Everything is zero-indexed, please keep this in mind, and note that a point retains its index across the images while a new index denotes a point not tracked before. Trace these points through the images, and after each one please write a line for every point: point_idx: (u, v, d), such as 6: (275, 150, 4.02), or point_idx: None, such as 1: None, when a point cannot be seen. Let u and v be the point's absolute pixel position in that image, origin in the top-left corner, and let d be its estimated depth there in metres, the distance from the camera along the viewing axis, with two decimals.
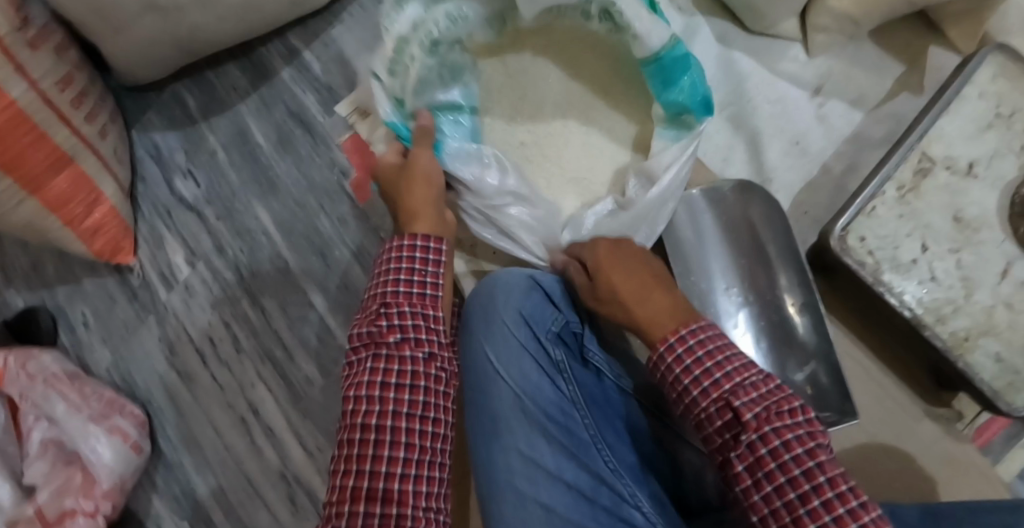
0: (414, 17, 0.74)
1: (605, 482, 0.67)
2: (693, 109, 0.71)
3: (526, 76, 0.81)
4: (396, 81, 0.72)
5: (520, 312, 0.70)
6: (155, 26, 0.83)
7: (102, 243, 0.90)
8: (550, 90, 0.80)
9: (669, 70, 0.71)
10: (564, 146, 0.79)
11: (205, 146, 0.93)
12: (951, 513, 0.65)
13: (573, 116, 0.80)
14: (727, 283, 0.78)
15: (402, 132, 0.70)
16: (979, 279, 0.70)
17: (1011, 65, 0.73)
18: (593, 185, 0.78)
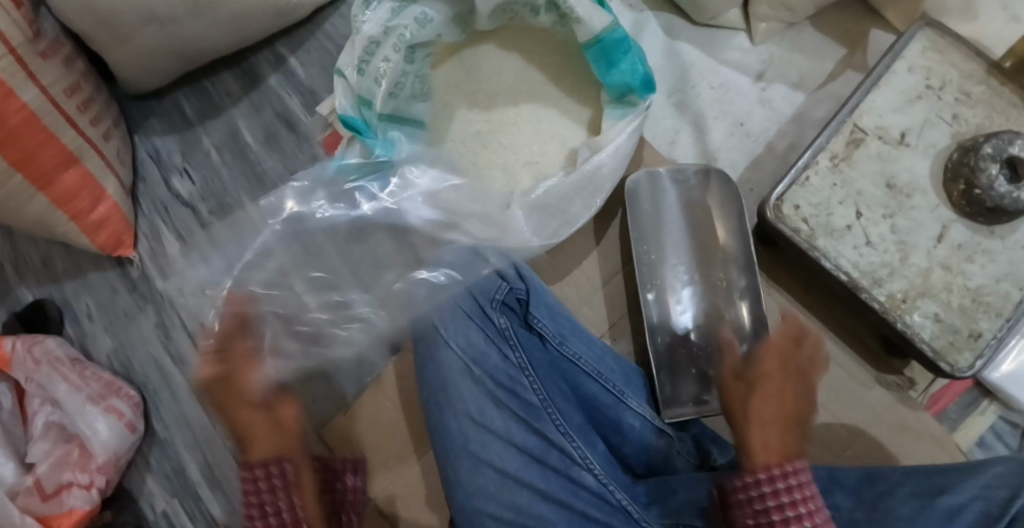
0: (384, 19, 0.80)
1: (555, 445, 0.71)
2: (635, 87, 0.77)
3: (481, 72, 0.88)
4: (364, 80, 0.80)
5: (462, 281, 0.77)
6: (153, 36, 0.91)
7: (105, 237, 0.97)
8: (503, 81, 0.87)
9: (612, 52, 0.77)
10: (519, 129, 0.85)
11: (200, 147, 1.01)
12: (890, 476, 0.64)
13: (526, 103, 0.86)
14: (676, 260, 0.82)
15: (358, 124, 0.79)
16: (914, 243, 0.73)
17: (940, 39, 0.76)
18: (545, 166, 0.83)
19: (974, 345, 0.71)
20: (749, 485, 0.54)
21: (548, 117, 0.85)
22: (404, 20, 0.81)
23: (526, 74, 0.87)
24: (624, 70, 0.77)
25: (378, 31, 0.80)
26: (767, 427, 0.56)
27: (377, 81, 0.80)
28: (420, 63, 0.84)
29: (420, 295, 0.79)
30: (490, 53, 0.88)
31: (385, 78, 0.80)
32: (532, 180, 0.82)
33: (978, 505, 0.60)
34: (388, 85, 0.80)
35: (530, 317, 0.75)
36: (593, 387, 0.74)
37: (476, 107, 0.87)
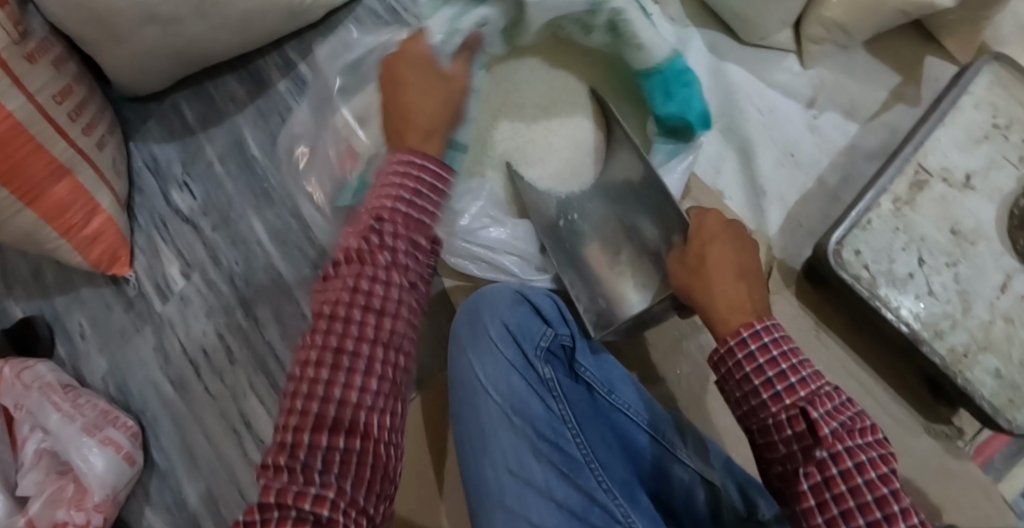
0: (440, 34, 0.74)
1: (596, 501, 0.68)
2: (693, 123, 0.75)
3: (517, 83, 0.85)
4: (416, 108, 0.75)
5: (506, 324, 0.72)
6: (152, 38, 0.84)
7: (99, 253, 0.90)
8: (536, 93, 0.84)
9: (670, 83, 0.75)
10: (548, 142, 0.83)
11: (202, 157, 0.94)
12: None
13: (556, 116, 0.83)
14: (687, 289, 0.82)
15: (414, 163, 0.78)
16: (977, 293, 0.69)
17: (1008, 74, 0.72)
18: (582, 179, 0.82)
19: None
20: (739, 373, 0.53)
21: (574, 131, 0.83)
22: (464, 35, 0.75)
23: (560, 87, 0.84)
24: (681, 102, 0.75)
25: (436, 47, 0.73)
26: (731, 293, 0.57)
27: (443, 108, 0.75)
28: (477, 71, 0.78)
29: (462, 335, 0.75)
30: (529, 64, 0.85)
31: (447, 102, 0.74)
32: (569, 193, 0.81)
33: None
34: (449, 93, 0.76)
35: (576, 365, 0.72)
36: (643, 438, 0.72)
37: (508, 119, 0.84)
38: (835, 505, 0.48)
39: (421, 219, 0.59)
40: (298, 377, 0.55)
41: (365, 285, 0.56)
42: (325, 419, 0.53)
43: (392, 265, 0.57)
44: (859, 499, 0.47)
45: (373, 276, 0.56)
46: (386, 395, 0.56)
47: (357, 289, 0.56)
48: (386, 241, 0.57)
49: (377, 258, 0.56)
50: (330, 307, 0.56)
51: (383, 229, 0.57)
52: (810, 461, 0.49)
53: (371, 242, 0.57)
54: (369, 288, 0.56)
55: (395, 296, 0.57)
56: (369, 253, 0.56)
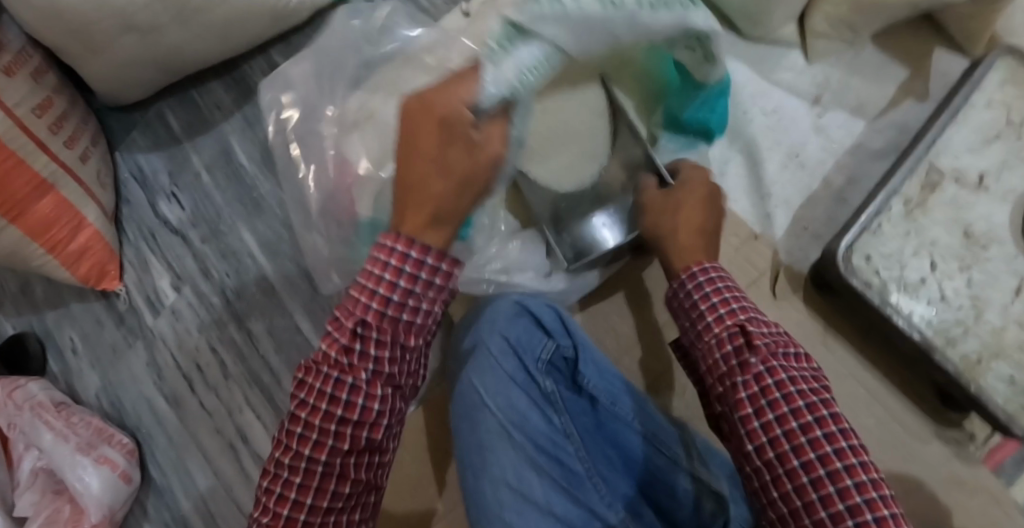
0: (515, 66, 0.59)
1: (596, 515, 0.67)
2: (712, 128, 0.76)
3: (554, 101, 0.72)
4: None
5: (507, 338, 0.70)
6: (132, 47, 0.81)
7: (87, 268, 0.88)
8: (577, 114, 0.73)
9: (711, 97, 0.73)
10: (590, 170, 0.74)
11: (189, 167, 0.91)
12: None
13: (598, 139, 0.74)
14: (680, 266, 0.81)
15: None
16: (989, 298, 0.67)
17: (1020, 69, 0.69)
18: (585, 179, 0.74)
19: None
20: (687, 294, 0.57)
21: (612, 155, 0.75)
22: (541, 69, 0.62)
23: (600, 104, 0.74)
24: (712, 111, 0.75)
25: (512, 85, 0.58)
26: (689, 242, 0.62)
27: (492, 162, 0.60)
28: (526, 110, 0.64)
29: (463, 350, 0.74)
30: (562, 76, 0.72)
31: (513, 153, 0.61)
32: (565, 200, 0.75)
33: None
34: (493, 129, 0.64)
35: (580, 377, 0.70)
36: (648, 450, 0.70)
37: (550, 147, 0.72)
38: (773, 449, 0.50)
39: (414, 322, 0.52)
40: (275, 468, 0.54)
41: (344, 399, 0.51)
42: (310, 481, 0.53)
43: (376, 375, 0.52)
44: (804, 455, 0.49)
45: (354, 387, 0.51)
46: (360, 490, 0.56)
47: (335, 402, 0.51)
48: (370, 350, 0.51)
49: (359, 371, 0.51)
50: (307, 414, 0.52)
51: (367, 338, 0.51)
52: (747, 375, 0.51)
53: (354, 349, 0.51)
54: (348, 401, 0.51)
55: (378, 406, 0.52)
56: (348, 365, 0.51)
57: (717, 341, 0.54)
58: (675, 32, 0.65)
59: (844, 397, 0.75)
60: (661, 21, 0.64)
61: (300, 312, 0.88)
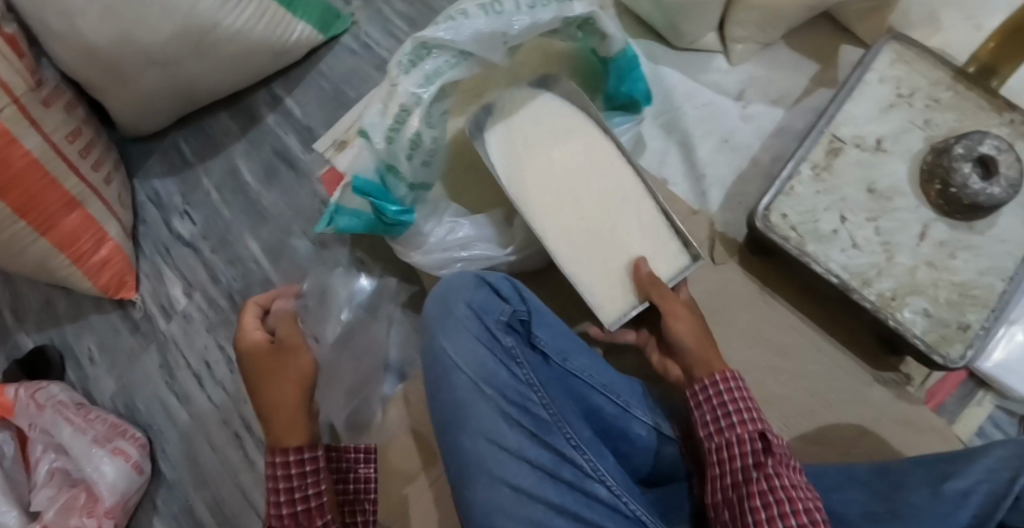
0: (421, 73, 0.74)
1: (566, 457, 0.71)
2: (638, 101, 0.83)
3: (570, 169, 0.80)
4: (391, 147, 0.74)
5: (471, 305, 0.76)
6: (154, 79, 0.94)
7: (107, 277, 0.98)
8: (610, 192, 0.79)
9: (626, 69, 0.81)
10: (627, 254, 0.77)
11: (200, 187, 1.02)
12: (900, 470, 0.70)
13: (632, 225, 0.78)
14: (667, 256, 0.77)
15: (371, 186, 0.75)
16: (899, 243, 0.76)
17: (908, 51, 0.81)
18: (602, 235, 0.77)
19: (964, 335, 0.74)
20: (704, 391, 0.65)
21: (659, 247, 0.77)
22: (449, 73, 0.75)
23: (638, 192, 0.79)
24: (631, 84, 0.82)
25: (406, 100, 0.73)
26: (706, 350, 0.69)
27: (405, 149, 0.75)
28: (438, 106, 0.77)
29: (429, 325, 0.78)
30: (568, 123, 0.82)
31: (418, 147, 0.76)
32: (581, 246, 0.77)
33: (986, 490, 0.63)
34: (410, 144, 0.75)
35: (534, 337, 0.76)
36: (599, 399, 0.75)
37: (578, 227, 0.77)
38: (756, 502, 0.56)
39: (307, 494, 0.61)
40: None
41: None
42: None
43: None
44: (771, 509, 0.55)
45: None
46: None
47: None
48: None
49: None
50: None
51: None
52: (741, 440, 0.60)
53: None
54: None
55: None
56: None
57: (737, 440, 0.60)
58: (557, 23, 0.74)
59: (792, 349, 0.83)
60: (546, 18, 0.73)
61: None
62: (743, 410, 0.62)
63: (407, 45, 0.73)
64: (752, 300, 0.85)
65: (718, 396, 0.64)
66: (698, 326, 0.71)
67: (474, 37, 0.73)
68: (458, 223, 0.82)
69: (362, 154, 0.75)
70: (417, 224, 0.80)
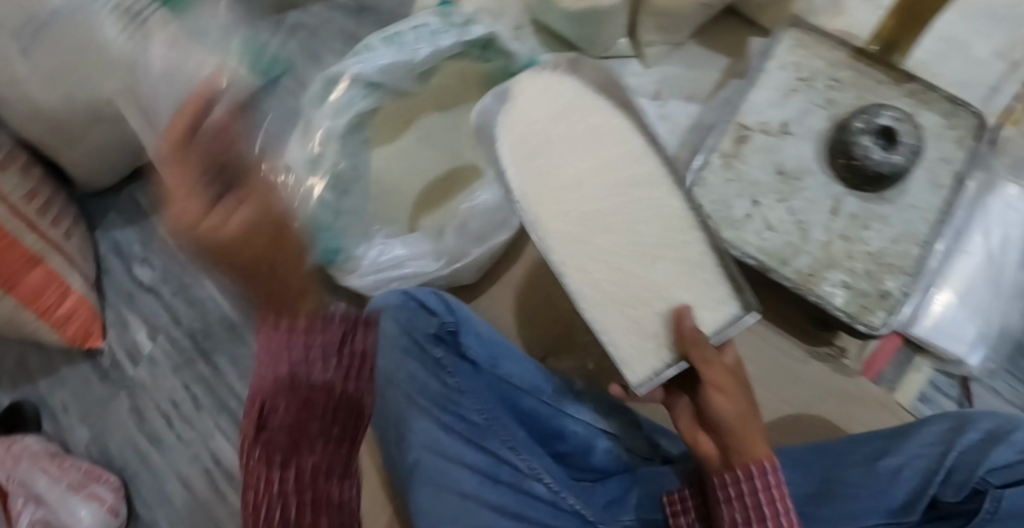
0: (333, 107, 0.78)
1: (503, 459, 0.73)
2: None
3: (595, 185, 0.63)
4: (316, 179, 0.78)
5: (399, 322, 0.78)
6: (104, 133, 0.99)
7: (74, 329, 1.02)
8: (647, 219, 0.63)
9: None
10: (667, 300, 0.62)
11: (157, 235, 1.07)
12: (834, 446, 0.72)
13: (670, 263, 0.63)
14: (711, 307, 0.63)
15: (298, 219, 0.80)
16: (811, 220, 0.78)
17: (804, 36, 0.83)
18: (636, 275, 0.63)
19: (885, 303, 0.76)
20: (736, 484, 0.62)
21: (704, 292, 0.63)
22: (360, 105, 0.79)
23: (677, 218, 0.64)
24: None
25: (323, 134, 0.78)
26: (746, 428, 0.63)
27: (326, 179, 0.80)
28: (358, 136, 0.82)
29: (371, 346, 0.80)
30: (587, 119, 0.66)
31: (340, 177, 0.81)
32: (616, 284, 0.62)
33: (919, 463, 0.65)
34: (332, 175, 0.80)
35: (463, 346, 0.78)
36: (530, 401, 0.77)
37: (603, 264, 0.63)
38: None
39: None
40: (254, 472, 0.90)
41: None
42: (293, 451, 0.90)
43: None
44: None
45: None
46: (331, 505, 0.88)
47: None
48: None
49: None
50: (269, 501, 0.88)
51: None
52: None
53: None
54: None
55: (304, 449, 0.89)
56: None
57: None
58: (459, 47, 0.79)
59: None
60: (448, 44, 0.78)
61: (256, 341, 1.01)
62: (778, 512, 0.60)
63: (316, 82, 0.78)
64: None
65: (755, 492, 0.61)
66: (739, 397, 0.63)
67: (381, 69, 0.77)
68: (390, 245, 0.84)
69: (285, 189, 0.79)
70: (350, 249, 0.82)
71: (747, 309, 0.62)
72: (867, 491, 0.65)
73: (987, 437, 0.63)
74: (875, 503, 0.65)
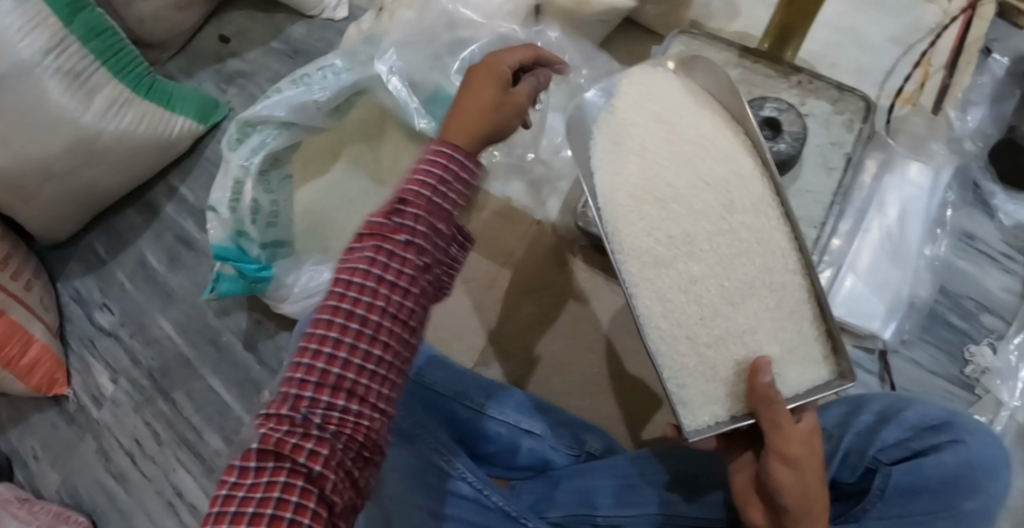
0: (250, 145, 0.86)
1: (430, 461, 0.74)
2: None
3: (693, 209, 0.64)
4: (236, 215, 0.85)
5: None
6: (55, 192, 1.04)
7: (38, 378, 1.06)
8: (745, 262, 0.62)
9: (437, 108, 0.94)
10: (750, 348, 0.59)
11: (115, 281, 1.12)
12: None
13: (761, 308, 0.60)
14: (810, 378, 0.59)
15: (231, 253, 0.85)
16: None
17: (693, 42, 0.89)
18: (718, 319, 0.60)
19: None
20: None
21: (791, 343, 0.59)
22: (274, 142, 0.87)
23: (776, 256, 0.62)
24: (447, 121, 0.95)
25: (238, 170, 0.85)
26: (810, 506, 0.54)
27: (248, 214, 0.85)
28: (275, 172, 0.91)
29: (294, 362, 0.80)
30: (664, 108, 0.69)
31: (259, 211, 0.86)
32: (700, 328, 0.60)
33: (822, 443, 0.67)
34: (252, 209, 0.85)
35: None
36: (452, 405, 0.80)
37: (681, 291, 0.62)
38: None
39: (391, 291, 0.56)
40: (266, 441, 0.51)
41: (298, 419, 0.52)
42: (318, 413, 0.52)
43: (409, 243, 0.54)
44: None
45: (310, 477, 0.50)
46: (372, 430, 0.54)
47: (263, 459, 0.50)
48: (352, 247, 0.55)
49: (338, 383, 0.53)
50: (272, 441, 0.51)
51: (361, 243, 0.55)
52: None
53: (360, 273, 0.54)
54: (296, 445, 0.50)
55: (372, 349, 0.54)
56: (318, 473, 0.50)
57: None
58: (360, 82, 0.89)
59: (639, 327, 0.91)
60: (349, 79, 0.88)
61: (211, 374, 1.05)
62: None
63: (233, 126, 0.86)
64: (593, 293, 0.94)
65: None
66: (808, 466, 0.55)
67: (288, 107, 0.86)
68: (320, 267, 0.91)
69: (214, 228, 0.85)
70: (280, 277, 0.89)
71: (842, 377, 0.59)
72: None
73: (878, 419, 0.66)
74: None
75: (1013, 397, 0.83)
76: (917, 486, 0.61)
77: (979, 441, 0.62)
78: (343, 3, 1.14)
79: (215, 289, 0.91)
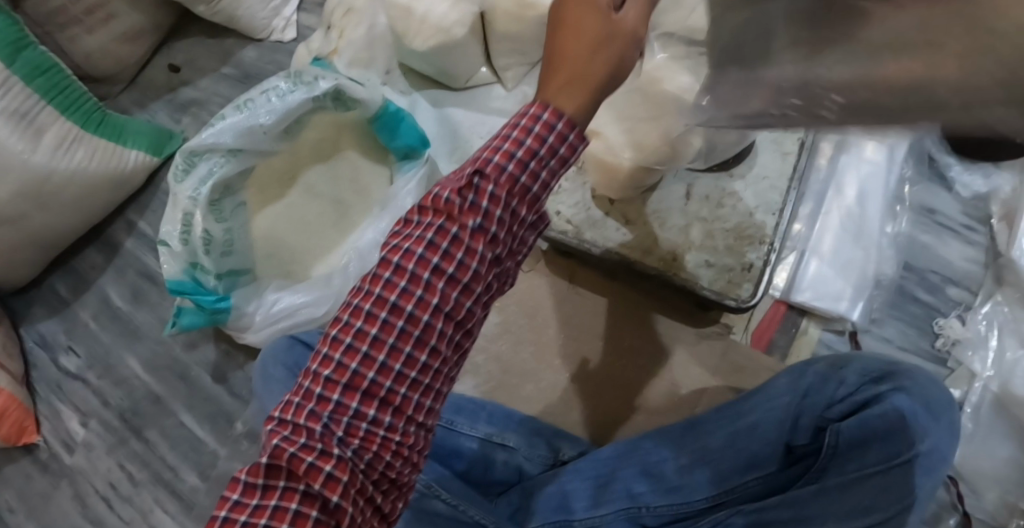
0: (198, 175, 0.86)
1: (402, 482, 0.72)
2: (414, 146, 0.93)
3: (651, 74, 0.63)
4: (189, 246, 0.85)
5: (285, 364, 0.78)
6: (10, 236, 1.00)
7: (7, 429, 1.02)
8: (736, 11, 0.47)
9: (391, 121, 0.92)
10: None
11: (80, 322, 1.10)
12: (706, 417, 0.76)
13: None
14: None
15: (186, 285, 0.85)
16: (668, 208, 0.83)
17: None
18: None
19: (748, 275, 0.80)
20: None
21: None
22: (222, 170, 0.87)
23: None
24: (404, 134, 0.92)
25: (187, 203, 0.85)
26: None
27: (200, 245, 0.86)
28: (228, 200, 0.91)
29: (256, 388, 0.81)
30: None
31: (212, 241, 0.87)
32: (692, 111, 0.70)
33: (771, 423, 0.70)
34: (204, 242, 0.85)
35: None
36: None
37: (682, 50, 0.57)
38: None
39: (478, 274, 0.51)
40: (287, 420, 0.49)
41: (319, 431, 0.49)
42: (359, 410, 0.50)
43: (483, 228, 0.49)
44: None
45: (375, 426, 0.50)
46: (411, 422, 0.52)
47: (275, 475, 0.48)
48: (414, 221, 0.51)
49: (380, 392, 0.50)
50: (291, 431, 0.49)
51: (425, 218, 0.51)
52: None
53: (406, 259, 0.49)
54: (314, 464, 0.47)
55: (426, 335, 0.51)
56: (335, 505, 0.48)
57: None
58: (308, 103, 0.88)
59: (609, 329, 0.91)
60: (296, 100, 0.87)
61: (183, 409, 1.03)
62: None
63: (180, 156, 0.86)
64: (560, 298, 0.94)
65: None
66: None
67: (233, 134, 0.86)
68: (281, 294, 0.90)
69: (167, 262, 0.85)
70: (240, 306, 0.88)
71: None
72: (727, 449, 0.72)
73: (822, 378, 0.70)
74: (734, 464, 0.71)
75: (986, 367, 0.84)
76: (862, 437, 0.64)
77: (922, 384, 0.65)
78: (292, 24, 1.14)
79: (175, 325, 0.88)
